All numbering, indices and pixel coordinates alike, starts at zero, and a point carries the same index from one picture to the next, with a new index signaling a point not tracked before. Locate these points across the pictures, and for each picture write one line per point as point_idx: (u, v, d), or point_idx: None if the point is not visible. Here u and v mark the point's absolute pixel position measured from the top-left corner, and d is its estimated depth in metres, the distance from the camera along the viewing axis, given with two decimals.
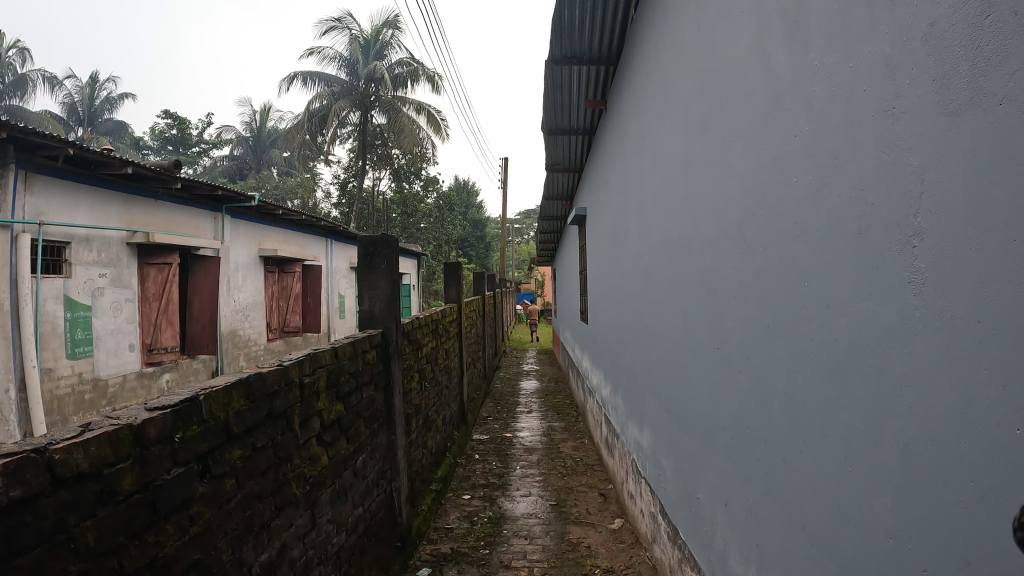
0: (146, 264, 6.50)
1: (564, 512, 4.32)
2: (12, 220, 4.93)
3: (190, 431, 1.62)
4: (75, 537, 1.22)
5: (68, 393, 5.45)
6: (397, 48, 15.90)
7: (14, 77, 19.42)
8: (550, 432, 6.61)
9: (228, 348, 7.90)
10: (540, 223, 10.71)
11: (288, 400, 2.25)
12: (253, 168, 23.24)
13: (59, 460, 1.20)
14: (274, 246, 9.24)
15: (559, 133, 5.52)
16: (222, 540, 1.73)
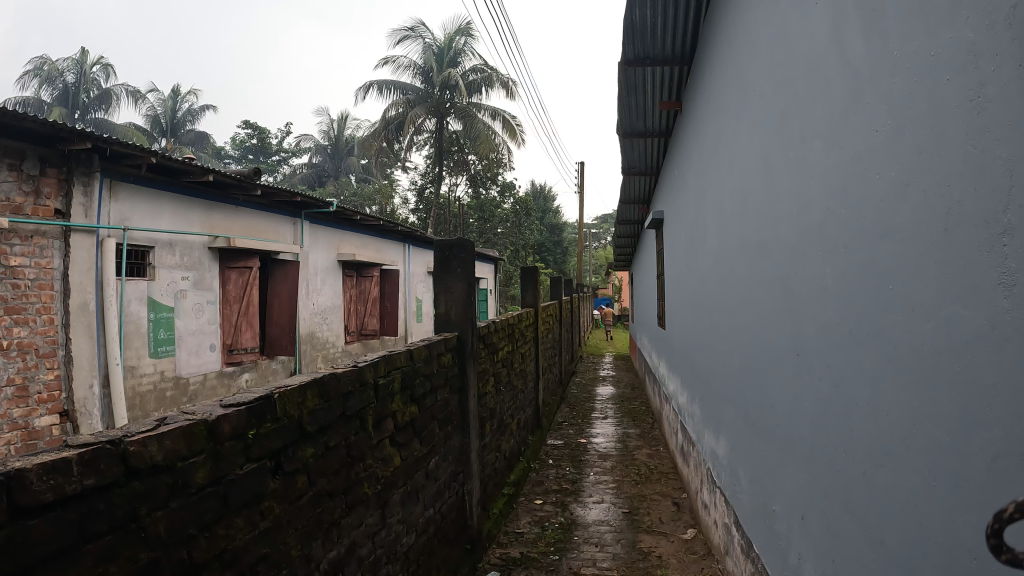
0: (228, 267, 6.69)
1: (636, 520, 4.26)
2: (98, 225, 5.15)
3: (263, 429, 1.65)
4: (146, 527, 1.25)
5: (151, 390, 5.64)
6: (470, 55, 16.05)
7: (97, 92, 20.13)
8: (624, 439, 6.53)
9: (306, 349, 8.09)
10: (617, 228, 10.66)
11: (362, 401, 2.27)
12: (332, 176, 23.72)
13: (136, 449, 1.23)
14: (352, 250, 9.42)
15: (634, 135, 5.45)
16: (292, 536, 1.75)
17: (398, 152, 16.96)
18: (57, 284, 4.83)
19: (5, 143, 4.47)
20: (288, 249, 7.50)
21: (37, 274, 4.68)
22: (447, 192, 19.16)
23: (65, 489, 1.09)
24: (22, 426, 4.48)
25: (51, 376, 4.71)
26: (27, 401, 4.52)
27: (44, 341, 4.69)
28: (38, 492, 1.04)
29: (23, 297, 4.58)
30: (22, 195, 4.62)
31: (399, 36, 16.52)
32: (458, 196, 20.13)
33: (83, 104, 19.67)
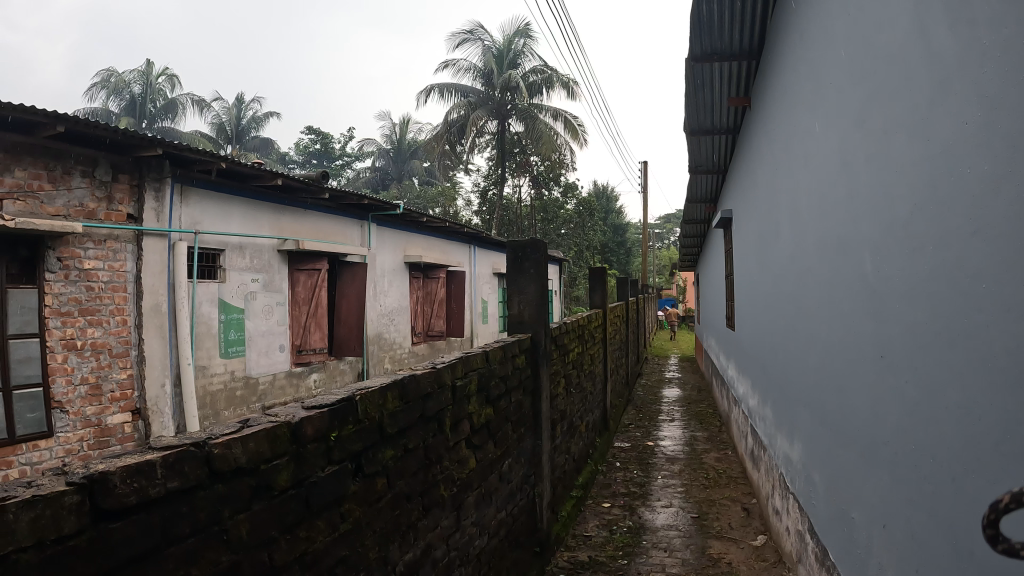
0: (297, 270, 6.78)
1: (705, 525, 4.18)
2: (170, 229, 5.25)
3: (345, 429, 1.65)
4: (228, 530, 1.25)
5: (221, 389, 5.75)
6: (530, 56, 16.06)
7: (164, 102, 20.66)
8: (692, 442, 6.43)
9: (373, 351, 8.15)
10: (684, 227, 10.53)
11: (440, 402, 2.27)
12: (395, 179, 23.96)
13: (219, 452, 1.24)
14: (419, 252, 9.49)
15: (702, 133, 5.37)
16: (370, 538, 1.75)
17: (461, 155, 17.06)
18: (130, 287, 4.97)
19: (79, 151, 4.62)
20: (355, 251, 7.58)
21: (110, 276, 4.82)
22: (509, 194, 19.17)
23: (149, 492, 1.10)
24: (94, 423, 4.66)
25: (124, 375, 4.86)
26: (100, 399, 4.69)
27: (117, 341, 4.83)
28: (122, 496, 1.06)
29: (96, 298, 4.73)
30: (96, 201, 4.76)
31: (458, 40, 16.63)
32: (520, 198, 20.12)
33: (151, 113, 20.22)
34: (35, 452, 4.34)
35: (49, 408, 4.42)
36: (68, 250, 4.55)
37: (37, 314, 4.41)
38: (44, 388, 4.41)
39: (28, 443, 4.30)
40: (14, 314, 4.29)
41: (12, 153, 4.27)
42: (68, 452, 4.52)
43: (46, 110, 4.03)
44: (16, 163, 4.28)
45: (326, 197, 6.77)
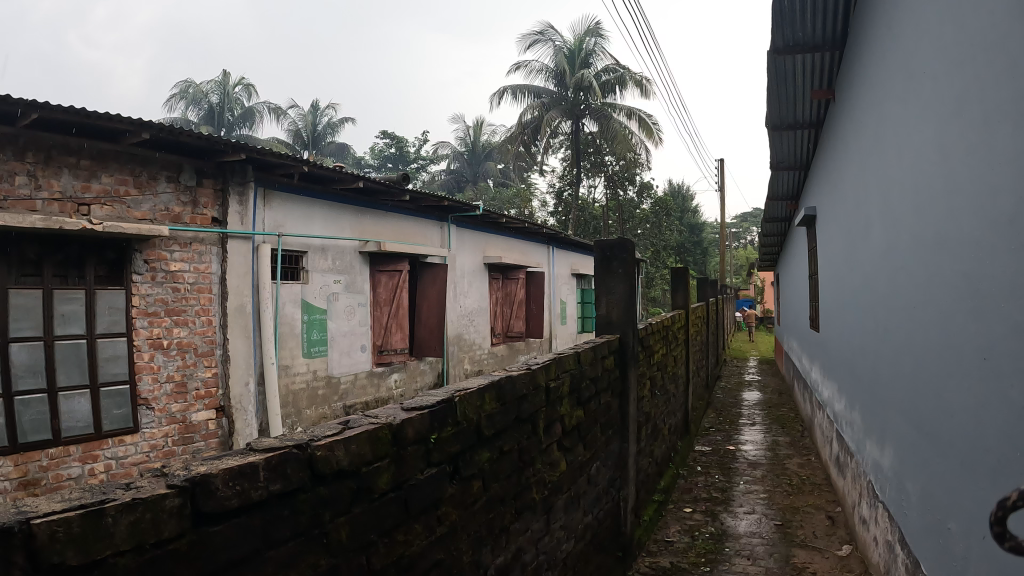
0: (379, 271, 6.88)
1: (788, 533, 4.07)
2: (253, 232, 5.38)
3: (444, 431, 1.84)
4: (328, 533, 1.42)
5: (303, 389, 5.86)
6: (601, 55, 15.96)
7: (242, 110, 21.20)
8: (774, 447, 6.29)
9: (454, 351, 8.22)
10: (765, 225, 10.30)
11: (535, 404, 2.42)
12: (469, 181, 24.11)
13: (320, 453, 1.42)
14: (498, 253, 9.53)
15: (785, 127, 5.24)
16: (465, 540, 1.89)
17: (535, 156, 17.09)
18: (215, 287, 5.10)
19: (163, 157, 4.78)
20: (435, 252, 7.64)
21: (196, 277, 4.96)
22: (583, 194, 19.09)
23: (249, 496, 1.26)
24: (179, 420, 4.84)
25: (209, 374, 5.01)
26: (185, 396, 4.87)
27: (203, 341, 4.99)
28: (223, 500, 1.21)
29: (182, 299, 4.89)
30: (181, 205, 4.92)
31: (530, 41, 16.65)
32: (595, 198, 20.00)
33: (230, 122, 20.83)
34: (121, 447, 4.55)
35: (134, 405, 4.63)
36: (154, 253, 4.72)
37: (124, 314, 4.61)
38: (131, 386, 4.61)
39: (114, 438, 4.52)
40: (103, 315, 4.50)
41: (98, 160, 4.47)
42: (153, 447, 4.72)
43: (130, 118, 4.18)
44: (102, 169, 4.48)
45: (405, 199, 6.86)
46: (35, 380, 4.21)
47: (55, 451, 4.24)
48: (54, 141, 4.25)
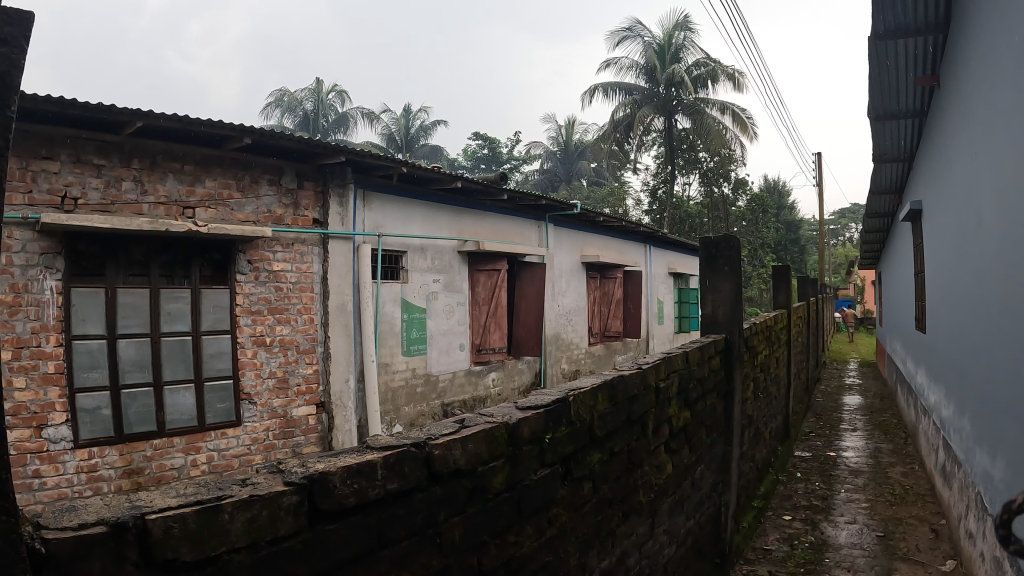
0: (477, 270, 6.98)
1: (890, 546, 3.93)
2: (354, 232, 5.52)
3: (559, 430, 2.17)
4: (441, 533, 1.66)
5: (402, 386, 5.98)
6: (691, 49, 15.69)
7: (337, 116, 21.70)
8: (877, 454, 6.07)
9: (551, 350, 8.26)
10: (868, 221, 9.92)
11: (644, 407, 2.78)
12: (563, 180, 24.06)
13: (437, 453, 1.65)
14: (596, 252, 9.51)
15: (887, 117, 5.05)
16: (570, 540, 2.21)
17: (627, 153, 16.97)
18: (317, 287, 5.26)
19: (263, 161, 4.94)
20: (533, 251, 7.67)
21: (298, 277, 5.13)
22: (677, 191, 18.80)
23: (366, 493, 1.47)
24: (280, 415, 5.01)
25: (310, 370, 5.18)
26: (287, 392, 5.05)
27: (305, 338, 5.16)
28: (340, 499, 1.42)
29: (284, 298, 5.06)
30: (283, 207, 5.09)
31: (619, 37, 16.51)
32: (690, 196, 19.66)
33: (324, 128, 21.33)
34: (223, 439, 4.76)
35: (238, 399, 4.83)
36: (258, 253, 4.91)
37: (229, 313, 4.79)
38: (234, 381, 4.81)
39: (217, 431, 4.73)
40: (208, 313, 4.70)
41: (202, 165, 4.67)
42: (254, 441, 4.90)
43: (232, 124, 4.34)
44: (205, 174, 4.68)
45: (503, 198, 6.91)
46: (141, 375, 4.43)
47: (159, 442, 4.47)
48: (159, 148, 4.47)
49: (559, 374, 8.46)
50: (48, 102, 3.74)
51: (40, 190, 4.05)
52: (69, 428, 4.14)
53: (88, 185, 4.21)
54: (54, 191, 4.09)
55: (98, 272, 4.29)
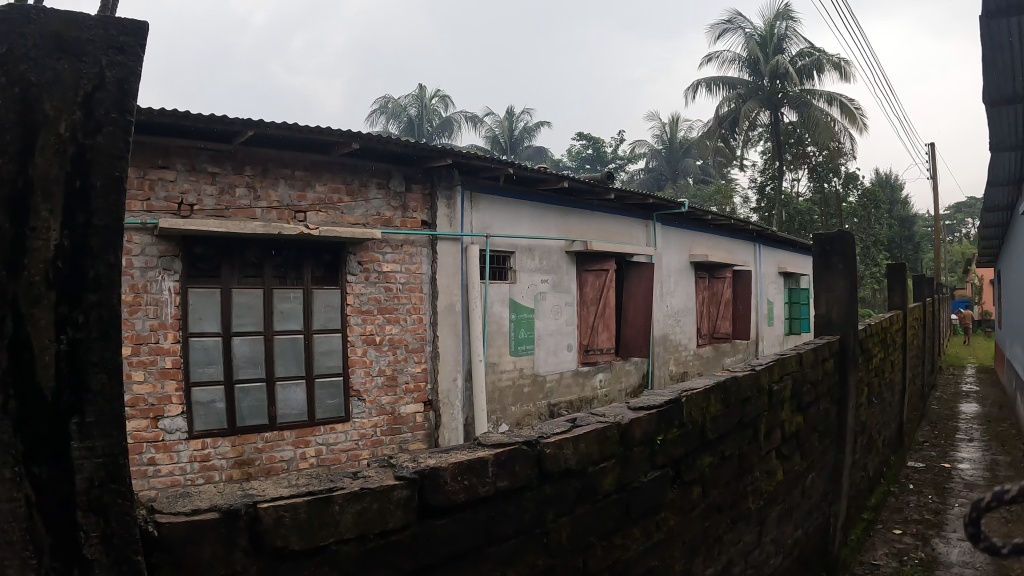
0: (585, 270, 6.95)
1: (1007, 566, 3.68)
2: (462, 233, 5.58)
3: (671, 432, 2.21)
4: (548, 534, 1.71)
5: (509, 385, 6.02)
6: (794, 39, 15.21)
7: (440, 121, 22.04)
8: (996, 467, 5.71)
9: (659, 352, 8.16)
10: (989, 214, 9.35)
11: (757, 409, 2.79)
12: (670, 179, 23.67)
13: (548, 452, 1.72)
14: (704, 251, 9.34)
15: (1006, 102, 4.75)
16: (678, 548, 2.23)
17: (733, 150, 16.67)
18: (426, 287, 5.35)
19: (373, 166, 5.07)
20: (641, 250, 7.56)
21: (407, 278, 5.24)
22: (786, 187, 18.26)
23: (475, 490, 1.53)
24: (388, 412, 5.12)
25: (418, 369, 5.28)
26: (395, 390, 5.16)
27: (414, 337, 5.27)
28: (450, 495, 1.48)
29: (394, 298, 5.18)
30: (391, 209, 5.20)
31: (719, 30, 16.18)
32: (800, 192, 19.04)
33: (428, 133, 21.71)
34: (332, 434, 4.89)
35: (347, 396, 4.95)
36: (368, 254, 5.04)
37: (340, 313, 4.93)
38: (344, 378, 4.94)
39: (326, 426, 4.87)
40: (319, 312, 4.84)
41: (311, 170, 4.83)
42: (363, 436, 5.03)
43: (338, 130, 4.44)
44: (316, 179, 4.85)
45: (611, 197, 6.84)
46: (254, 370, 4.61)
47: (269, 435, 4.65)
48: (270, 155, 4.65)
49: (666, 376, 8.35)
50: (165, 116, 3.94)
51: (158, 197, 4.28)
52: (183, 419, 4.36)
53: (203, 192, 4.43)
54: (171, 198, 4.32)
55: (214, 274, 4.49)
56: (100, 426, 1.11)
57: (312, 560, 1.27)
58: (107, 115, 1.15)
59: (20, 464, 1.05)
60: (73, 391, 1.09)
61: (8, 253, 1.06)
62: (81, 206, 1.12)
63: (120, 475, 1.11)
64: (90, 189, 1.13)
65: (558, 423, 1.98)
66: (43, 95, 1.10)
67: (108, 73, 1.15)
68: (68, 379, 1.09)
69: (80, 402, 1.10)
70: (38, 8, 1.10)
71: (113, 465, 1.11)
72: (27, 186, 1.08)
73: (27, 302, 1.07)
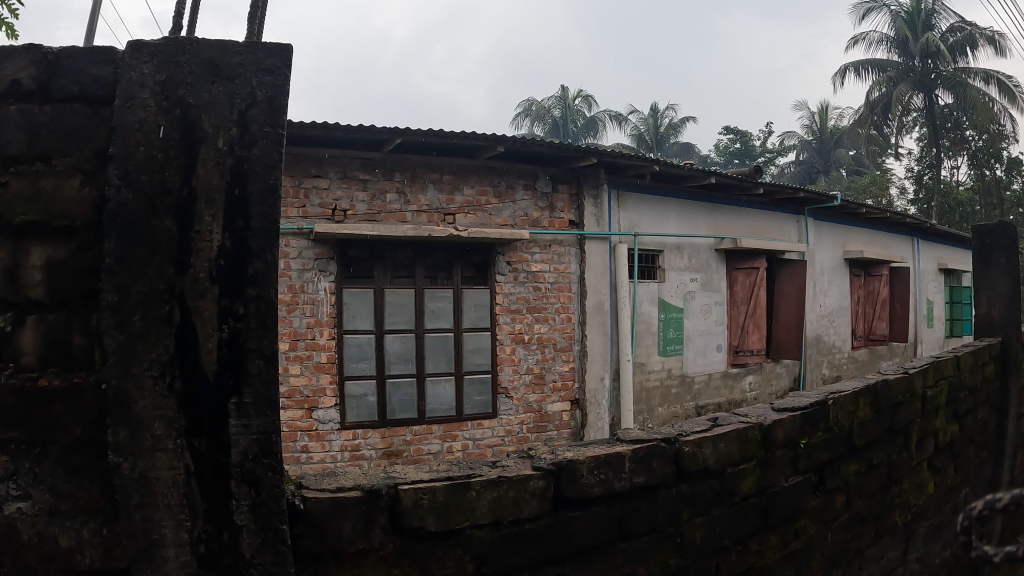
0: (735, 269, 6.91)
1: None
2: (610, 232, 5.68)
3: (815, 436, 2.46)
4: (681, 533, 1.99)
5: (657, 386, 6.14)
6: (945, 14, 14.44)
7: (586, 121, 22.15)
8: None
9: (810, 354, 8.11)
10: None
11: (909, 416, 3.09)
12: (821, 171, 22.78)
13: (686, 451, 2.01)
14: (860, 247, 9.05)
15: None
16: (817, 558, 2.45)
17: (886, 138, 15.98)
18: (574, 286, 5.49)
19: (520, 167, 5.27)
20: (791, 247, 7.42)
21: (556, 277, 5.40)
22: (945, 177, 17.27)
23: (610, 485, 1.83)
24: (535, 409, 5.31)
25: (566, 368, 5.44)
26: (543, 388, 5.34)
27: (562, 336, 5.43)
28: (584, 488, 1.79)
29: (543, 297, 5.36)
30: (539, 210, 5.38)
31: (864, 10, 15.55)
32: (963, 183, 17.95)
33: (574, 133, 21.91)
34: (479, 430, 5.15)
35: (495, 393, 5.19)
36: (517, 255, 5.24)
37: (490, 311, 5.17)
38: (493, 375, 5.19)
39: (473, 421, 5.13)
40: (469, 311, 5.11)
41: (459, 174, 5.09)
42: (509, 433, 5.24)
43: (482, 133, 4.66)
44: (464, 182, 5.11)
45: (758, 192, 6.74)
46: (406, 367, 4.94)
47: (418, 428, 4.96)
48: (419, 161, 4.96)
49: (818, 379, 8.26)
50: (315, 127, 4.32)
51: (313, 205, 4.67)
52: (336, 412, 4.75)
53: (356, 198, 4.78)
54: (324, 205, 4.69)
55: (368, 275, 4.85)
56: (254, 405, 1.34)
57: (446, 541, 1.60)
58: (261, 129, 1.37)
59: (182, 437, 1.30)
60: (233, 372, 1.33)
61: (178, 253, 1.31)
62: (241, 211, 1.35)
63: (271, 450, 1.34)
64: (248, 195, 1.35)
65: (703, 422, 2.29)
66: (202, 115, 1.35)
67: (259, 92, 1.38)
68: (228, 363, 1.33)
69: (239, 383, 1.33)
70: (194, 40, 1.35)
71: (266, 441, 1.34)
72: (192, 195, 1.33)
73: (194, 295, 1.32)
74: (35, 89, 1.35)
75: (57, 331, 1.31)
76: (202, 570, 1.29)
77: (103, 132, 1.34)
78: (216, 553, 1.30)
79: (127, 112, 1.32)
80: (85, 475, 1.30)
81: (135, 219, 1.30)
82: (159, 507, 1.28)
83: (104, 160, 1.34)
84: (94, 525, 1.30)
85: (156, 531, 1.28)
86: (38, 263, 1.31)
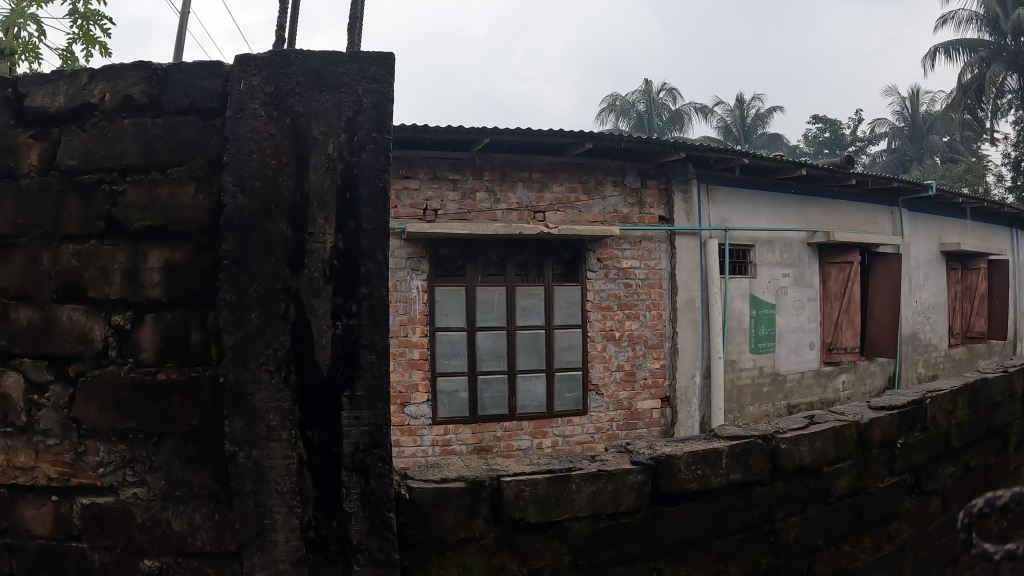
0: (828, 264, 6.72)
1: None
2: (701, 228, 5.59)
3: (912, 436, 2.39)
4: (776, 531, 1.95)
5: (748, 384, 6.04)
6: None
7: (671, 114, 21.86)
8: None
9: (905, 352, 7.84)
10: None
11: (1008, 416, 2.97)
12: (915, 159, 21.91)
13: (783, 448, 1.98)
14: (957, 240, 8.69)
15: None
16: (911, 561, 2.38)
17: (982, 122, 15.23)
18: (665, 282, 5.44)
19: (609, 164, 5.26)
20: (886, 240, 7.18)
21: (647, 274, 5.36)
22: None
23: (707, 481, 1.83)
24: (625, 407, 5.30)
25: (657, 365, 5.40)
26: (633, 385, 5.32)
27: (653, 333, 5.39)
28: (682, 483, 1.79)
29: (634, 294, 5.33)
30: (628, 206, 5.35)
31: None
32: None
33: (659, 127, 21.63)
34: (569, 426, 5.18)
35: (585, 390, 5.20)
36: (607, 252, 5.22)
37: (580, 308, 5.18)
38: (583, 372, 5.20)
39: (563, 418, 5.16)
40: (560, 309, 5.13)
41: (548, 172, 5.11)
42: (599, 430, 5.24)
43: (572, 131, 4.66)
44: (552, 180, 5.13)
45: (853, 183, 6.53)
46: (496, 363, 5.01)
47: (509, 424, 5.03)
48: (507, 160, 4.99)
49: (914, 378, 7.97)
50: (405, 129, 4.40)
51: (404, 205, 4.78)
52: (428, 407, 4.86)
53: (446, 198, 4.87)
54: (416, 205, 4.80)
55: (459, 273, 4.92)
56: (366, 398, 1.38)
57: (546, 533, 1.63)
58: (368, 134, 1.40)
59: (297, 428, 1.36)
60: (346, 367, 1.38)
61: (293, 254, 1.37)
62: (352, 213, 1.39)
63: (382, 442, 1.39)
64: (359, 199, 1.39)
65: (798, 419, 2.24)
66: (312, 123, 1.39)
67: (366, 99, 1.41)
68: (342, 357, 1.38)
69: (352, 376, 1.38)
70: (301, 52, 1.40)
71: (376, 432, 1.39)
72: (305, 198, 1.38)
73: (309, 294, 1.37)
74: (147, 103, 1.44)
75: (174, 328, 1.39)
76: (312, 554, 1.35)
77: (215, 142, 1.41)
78: (325, 538, 1.36)
79: (240, 122, 1.38)
80: (200, 464, 1.38)
81: (251, 222, 1.36)
82: (272, 494, 1.35)
83: (216, 168, 1.41)
84: (206, 510, 1.38)
85: (268, 517, 1.35)
86: (157, 265, 1.40)
